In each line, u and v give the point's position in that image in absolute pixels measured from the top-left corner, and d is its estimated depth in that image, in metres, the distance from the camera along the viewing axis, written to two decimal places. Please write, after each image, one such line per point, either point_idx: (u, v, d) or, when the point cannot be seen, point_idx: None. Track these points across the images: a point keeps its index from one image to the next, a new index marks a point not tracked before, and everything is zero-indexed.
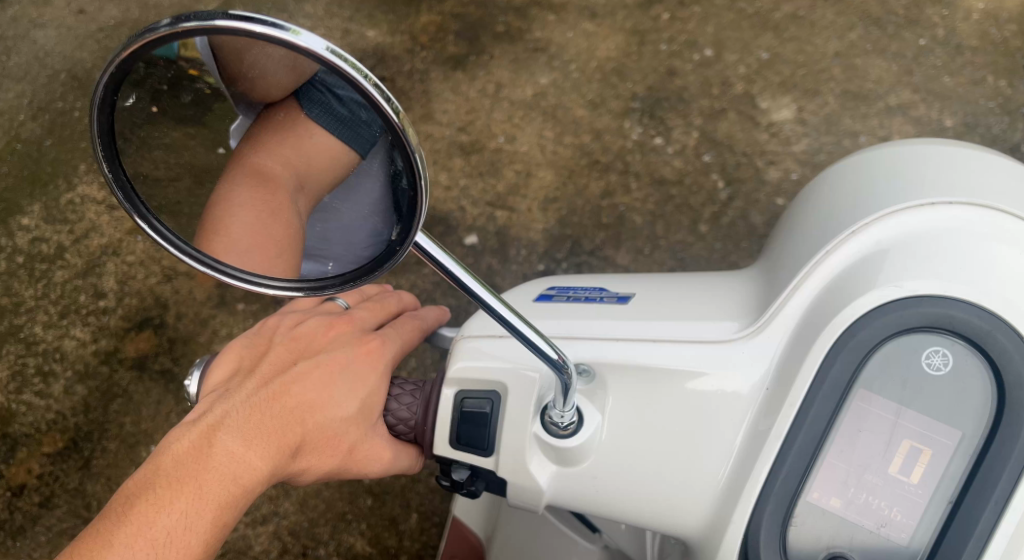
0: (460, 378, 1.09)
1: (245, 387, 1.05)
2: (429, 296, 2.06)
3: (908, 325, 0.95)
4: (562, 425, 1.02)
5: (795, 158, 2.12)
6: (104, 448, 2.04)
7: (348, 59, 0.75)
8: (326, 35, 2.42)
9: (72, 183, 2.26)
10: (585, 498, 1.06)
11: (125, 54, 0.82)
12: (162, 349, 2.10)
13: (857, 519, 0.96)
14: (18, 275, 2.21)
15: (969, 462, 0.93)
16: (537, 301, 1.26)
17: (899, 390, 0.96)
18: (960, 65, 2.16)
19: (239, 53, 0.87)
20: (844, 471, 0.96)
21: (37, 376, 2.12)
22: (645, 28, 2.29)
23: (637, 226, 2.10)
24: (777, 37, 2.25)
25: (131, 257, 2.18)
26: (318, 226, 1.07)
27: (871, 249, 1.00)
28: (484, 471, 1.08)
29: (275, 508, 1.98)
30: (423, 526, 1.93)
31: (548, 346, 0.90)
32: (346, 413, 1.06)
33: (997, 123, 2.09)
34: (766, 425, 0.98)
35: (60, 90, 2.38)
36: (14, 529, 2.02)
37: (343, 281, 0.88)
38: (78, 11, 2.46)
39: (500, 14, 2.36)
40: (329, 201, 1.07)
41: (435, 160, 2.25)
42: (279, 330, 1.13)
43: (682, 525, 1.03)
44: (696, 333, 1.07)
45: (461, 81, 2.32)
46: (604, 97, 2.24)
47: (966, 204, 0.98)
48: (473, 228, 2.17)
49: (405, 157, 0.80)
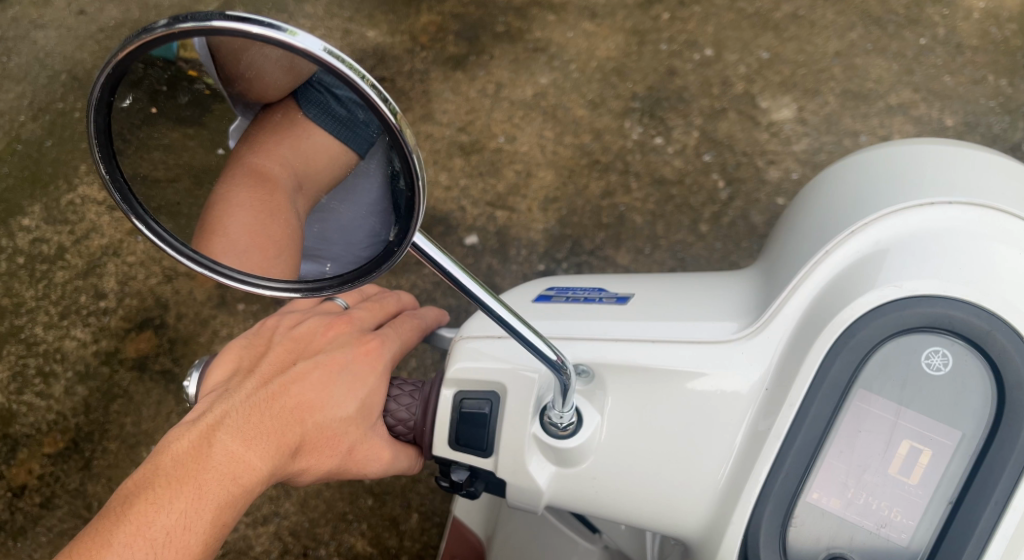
0: (460, 379, 1.09)
1: (245, 387, 1.05)
2: (429, 296, 2.06)
3: (908, 325, 0.95)
4: (561, 425, 1.02)
5: (795, 157, 2.12)
6: (105, 449, 2.04)
7: (345, 60, 0.75)
8: (326, 35, 2.42)
9: (73, 183, 2.27)
10: (584, 499, 1.06)
11: (122, 55, 0.82)
12: (163, 349, 2.10)
13: (857, 520, 0.95)
14: (18, 276, 2.21)
15: (969, 462, 0.93)
16: (537, 301, 1.25)
17: (899, 390, 0.96)
18: (960, 65, 2.16)
19: (236, 54, 0.87)
20: (844, 471, 0.96)
21: (37, 377, 2.12)
22: (645, 28, 2.29)
23: (637, 226, 2.10)
24: (777, 36, 2.25)
25: (131, 258, 2.18)
26: (317, 227, 1.07)
27: (871, 248, 1.00)
28: (484, 471, 1.08)
29: (275, 508, 1.98)
30: (424, 526, 1.94)
31: (547, 347, 0.90)
32: (345, 413, 1.06)
33: (997, 123, 2.09)
34: (765, 425, 0.98)
35: (61, 91, 2.38)
36: (14, 530, 2.02)
37: (342, 281, 0.88)
38: (78, 12, 2.47)
39: (500, 15, 2.36)
40: (327, 203, 1.07)
41: (435, 160, 2.25)
42: (278, 329, 1.13)
43: (682, 526, 1.02)
44: (696, 333, 1.07)
45: (461, 81, 2.32)
46: (604, 97, 2.24)
47: (966, 203, 0.97)
48: (473, 228, 2.17)
49: (403, 158, 0.80)
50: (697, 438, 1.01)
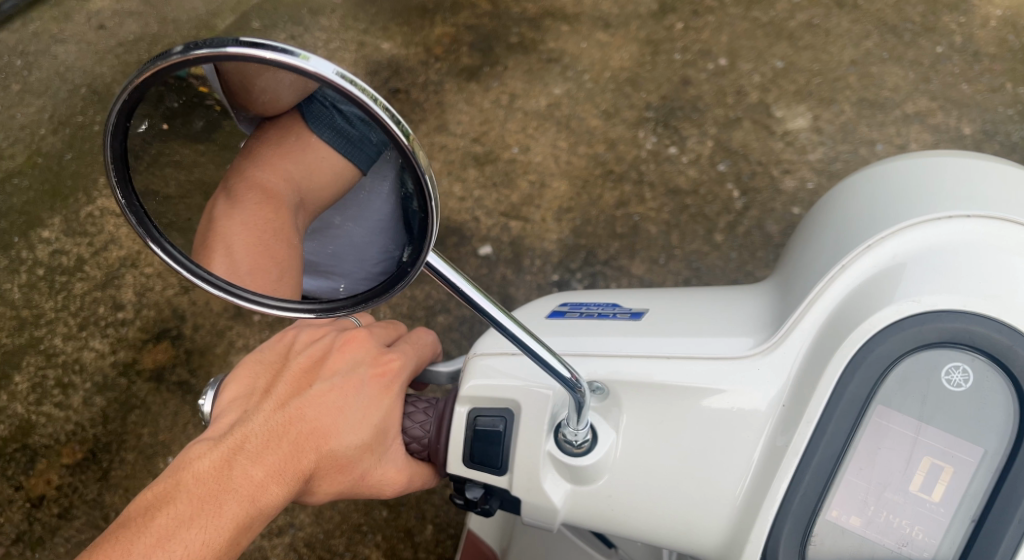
0: (474, 396, 1.09)
1: (263, 409, 1.05)
2: (443, 307, 2.06)
3: (926, 341, 0.95)
4: (575, 443, 1.02)
5: (811, 167, 2.10)
6: (122, 460, 2.05)
7: (356, 83, 0.76)
8: (341, 47, 2.43)
9: (91, 196, 2.30)
10: (602, 517, 1.05)
11: (140, 79, 0.82)
12: (179, 360, 2.12)
13: (879, 538, 0.95)
14: (38, 287, 2.23)
15: (993, 478, 0.92)
16: (549, 317, 1.25)
17: (919, 406, 0.95)
18: (978, 73, 2.15)
19: (250, 79, 0.88)
20: (864, 489, 0.95)
21: (56, 388, 2.13)
22: (659, 38, 2.31)
23: (652, 236, 2.08)
24: (792, 45, 2.26)
25: (148, 269, 2.21)
26: (316, 234, 1.16)
27: (889, 262, 0.99)
28: (499, 489, 1.08)
29: (290, 520, 1.98)
30: (438, 537, 1.94)
31: (561, 364, 0.90)
32: (360, 439, 1.05)
33: (1016, 131, 2.07)
34: (783, 440, 0.97)
35: (80, 104, 2.42)
36: (33, 541, 2.01)
37: (355, 302, 0.88)
38: (98, 27, 2.55)
39: (514, 26, 2.39)
40: (325, 217, 1.16)
41: (449, 171, 2.24)
42: (295, 346, 1.11)
43: (699, 545, 1.02)
44: (711, 349, 1.06)
45: (475, 92, 2.32)
46: (618, 107, 2.24)
47: (983, 217, 0.97)
48: (487, 238, 2.15)
49: (415, 177, 0.80)
50: (710, 458, 1.00)
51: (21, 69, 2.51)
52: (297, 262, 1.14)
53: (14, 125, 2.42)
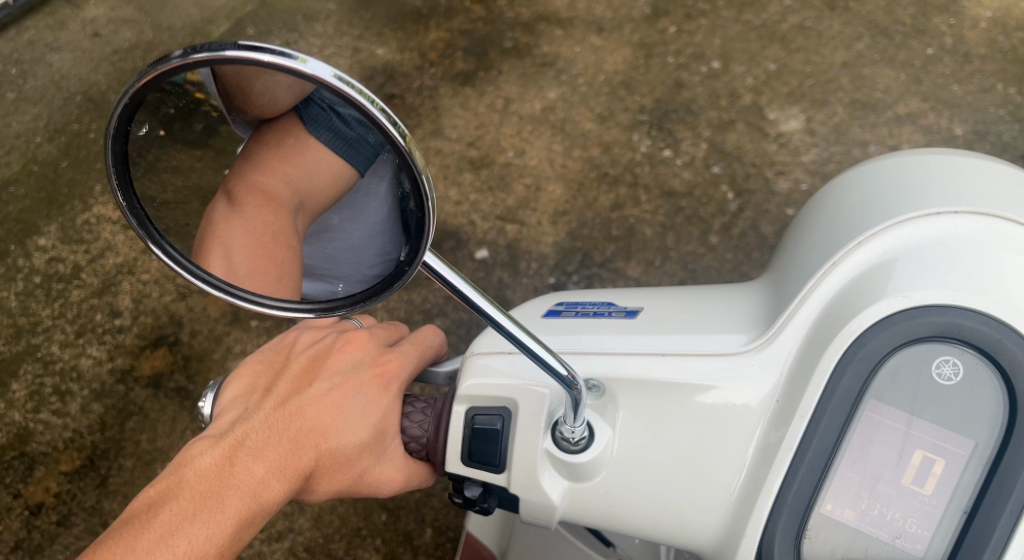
0: (472, 395, 1.09)
1: (263, 407, 1.06)
2: (440, 310, 2.08)
3: (916, 336, 0.96)
4: (573, 440, 1.03)
5: (805, 168, 2.12)
6: (120, 466, 2.05)
7: (354, 86, 0.77)
8: (336, 52, 2.44)
9: (88, 203, 2.31)
10: (600, 513, 1.05)
11: (140, 84, 0.83)
12: (177, 366, 2.12)
13: (872, 530, 0.95)
14: (35, 295, 2.23)
15: (983, 470, 0.93)
16: (546, 317, 1.26)
17: (910, 399, 0.96)
18: (969, 74, 2.17)
19: (248, 83, 0.89)
20: (857, 482, 0.96)
21: (53, 395, 2.13)
22: (652, 41, 2.33)
23: (647, 238, 2.09)
24: (784, 47, 2.28)
25: (146, 275, 2.22)
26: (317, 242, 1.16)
27: (879, 259, 1.00)
28: (497, 487, 1.09)
29: (289, 524, 1.99)
30: (437, 541, 1.94)
31: (558, 362, 0.91)
32: (360, 439, 1.06)
33: (1007, 131, 2.09)
34: (777, 436, 0.98)
35: (76, 112, 2.42)
36: (32, 548, 2.01)
37: (353, 301, 0.89)
38: (94, 35, 2.55)
39: (508, 30, 2.40)
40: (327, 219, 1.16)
41: (445, 175, 2.24)
42: (294, 347, 1.13)
43: (695, 539, 1.02)
44: (705, 346, 1.08)
45: (470, 96, 2.33)
46: (613, 110, 2.25)
47: (970, 213, 0.98)
48: (483, 242, 2.15)
49: (412, 178, 0.81)
50: (706, 452, 1.01)
51: (16, 77, 2.51)
52: (298, 264, 1.14)
53: (11, 133, 2.43)
